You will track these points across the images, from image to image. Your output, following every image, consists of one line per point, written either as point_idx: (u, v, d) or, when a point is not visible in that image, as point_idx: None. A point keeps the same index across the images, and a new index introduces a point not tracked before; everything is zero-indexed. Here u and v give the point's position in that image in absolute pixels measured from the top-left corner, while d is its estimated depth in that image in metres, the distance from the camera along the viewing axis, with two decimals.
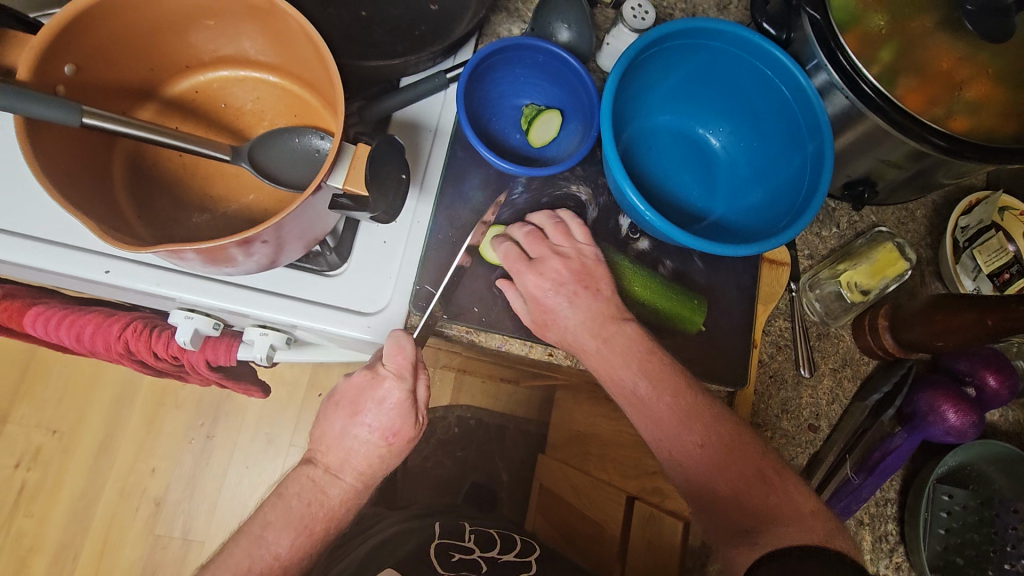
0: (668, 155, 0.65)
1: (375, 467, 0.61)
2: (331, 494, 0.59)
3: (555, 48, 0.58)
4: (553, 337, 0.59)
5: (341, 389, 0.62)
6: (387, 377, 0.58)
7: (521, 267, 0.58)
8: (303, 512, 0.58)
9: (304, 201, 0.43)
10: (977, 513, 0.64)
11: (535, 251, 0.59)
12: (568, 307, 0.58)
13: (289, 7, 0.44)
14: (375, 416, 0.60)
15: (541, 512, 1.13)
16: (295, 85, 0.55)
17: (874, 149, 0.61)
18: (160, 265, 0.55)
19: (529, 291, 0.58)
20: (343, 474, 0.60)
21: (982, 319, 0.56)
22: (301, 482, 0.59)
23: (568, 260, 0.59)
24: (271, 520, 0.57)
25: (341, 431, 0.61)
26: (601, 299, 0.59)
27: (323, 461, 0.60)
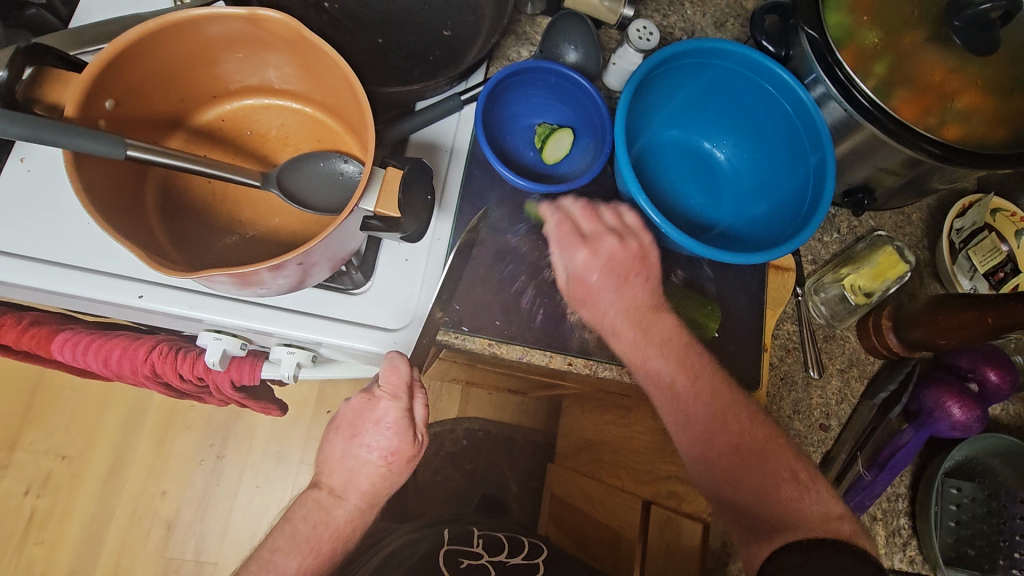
0: (675, 168, 0.67)
1: (376, 488, 0.61)
2: (336, 515, 0.60)
3: (567, 70, 0.60)
4: (585, 314, 0.60)
5: (342, 412, 0.62)
6: (382, 398, 0.59)
7: (574, 242, 0.60)
8: (308, 534, 0.59)
9: (340, 224, 0.45)
10: (985, 504, 0.66)
11: (591, 228, 0.61)
12: (610, 298, 0.59)
13: (319, 40, 0.47)
14: (373, 438, 0.60)
15: (555, 521, 1.15)
16: (318, 112, 0.58)
17: (872, 157, 0.64)
18: (191, 289, 0.56)
19: (575, 267, 0.60)
20: (346, 496, 0.60)
21: (981, 318, 0.58)
22: (307, 506, 0.60)
23: (623, 243, 0.60)
24: (280, 545, 0.59)
25: (340, 455, 0.61)
26: (644, 294, 0.61)
27: (327, 484, 0.61)
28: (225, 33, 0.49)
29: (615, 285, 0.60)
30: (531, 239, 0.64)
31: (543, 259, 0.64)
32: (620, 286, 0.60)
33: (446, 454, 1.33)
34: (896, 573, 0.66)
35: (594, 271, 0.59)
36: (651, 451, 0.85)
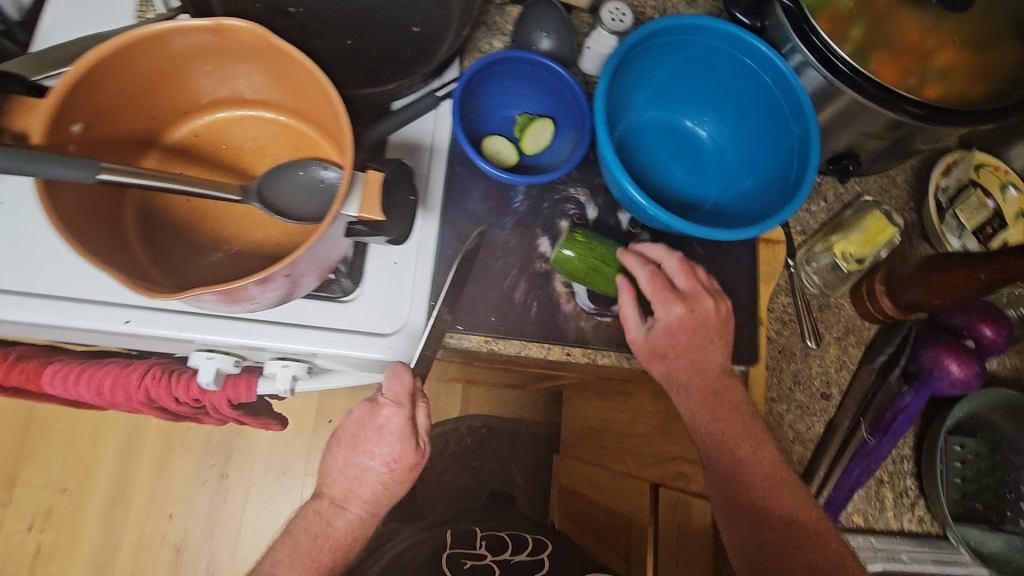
0: (660, 149, 0.67)
1: (378, 496, 0.60)
2: (337, 526, 0.58)
3: (541, 58, 0.59)
4: (660, 368, 0.60)
5: (344, 422, 0.62)
6: (386, 406, 0.58)
7: (670, 297, 0.59)
8: (310, 545, 0.57)
9: (323, 233, 0.44)
10: (990, 458, 0.67)
11: (682, 286, 0.61)
12: (689, 357, 0.60)
13: (289, 46, 0.46)
14: (374, 446, 0.59)
15: (566, 513, 1.15)
16: (294, 120, 0.56)
17: (854, 122, 0.64)
18: (180, 310, 0.55)
19: (666, 322, 0.59)
20: (349, 504, 0.60)
21: (973, 275, 0.58)
22: (308, 517, 0.59)
23: (714, 304, 0.61)
24: (281, 559, 0.56)
25: (342, 463, 0.61)
26: (722, 358, 0.61)
27: (329, 493, 0.60)
28: (194, 47, 0.47)
29: (700, 346, 0.60)
30: (518, 232, 0.63)
31: (532, 251, 0.63)
32: (706, 349, 0.61)
33: (450, 454, 1.33)
34: (908, 534, 0.66)
35: (683, 330, 0.59)
36: (654, 433, 0.85)
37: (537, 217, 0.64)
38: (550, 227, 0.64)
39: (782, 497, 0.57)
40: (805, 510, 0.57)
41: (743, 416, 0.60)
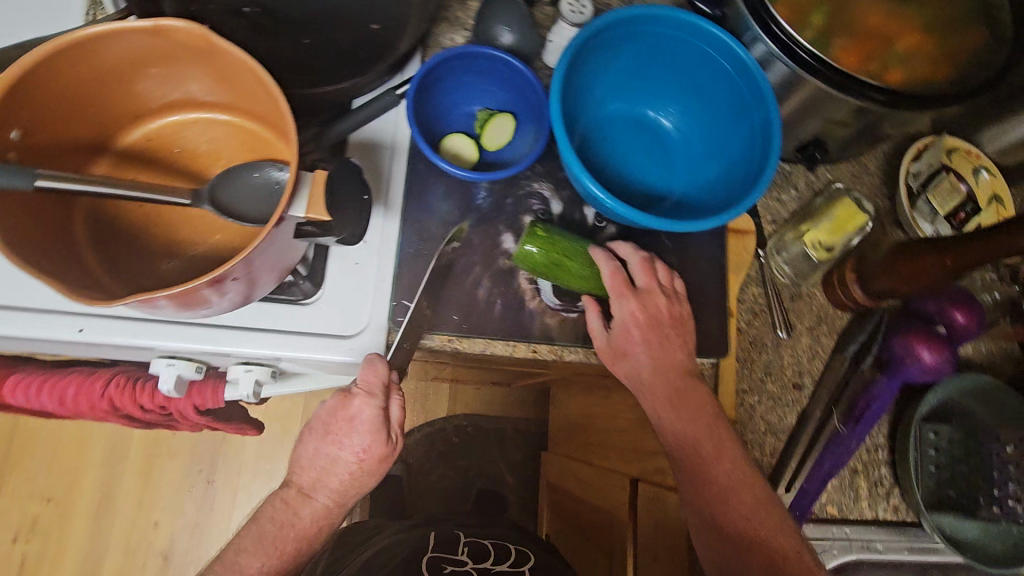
0: (624, 142, 0.66)
1: (346, 487, 0.59)
2: (302, 514, 0.58)
3: (499, 52, 0.58)
4: (622, 368, 0.60)
5: (316, 412, 0.60)
6: (359, 395, 0.57)
7: (627, 294, 0.60)
8: (275, 534, 0.57)
9: (268, 234, 0.44)
10: (963, 444, 0.67)
11: (641, 282, 0.61)
12: (646, 353, 0.60)
13: (228, 44, 0.45)
14: (345, 436, 0.58)
15: (554, 510, 1.15)
16: (246, 121, 0.55)
17: (820, 111, 0.63)
18: (134, 316, 0.55)
19: (621, 318, 0.60)
20: (316, 493, 0.59)
21: (940, 261, 0.58)
22: (274, 505, 0.59)
23: (669, 304, 0.62)
24: (245, 546, 0.57)
25: (312, 451, 0.59)
26: (682, 357, 0.62)
27: (296, 482, 0.59)
28: (133, 49, 0.46)
29: (655, 342, 0.60)
30: (481, 229, 0.62)
31: (496, 248, 0.62)
32: (664, 346, 0.61)
33: (438, 454, 1.32)
34: (882, 523, 0.66)
35: (641, 328, 0.60)
36: (634, 428, 0.84)
37: (500, 213, 0.63)
38: (515, 223, 0.63)
39: (750, 492, 0.57)
40: (769, 509, 0.57)
41: (702, 415, 0.59)
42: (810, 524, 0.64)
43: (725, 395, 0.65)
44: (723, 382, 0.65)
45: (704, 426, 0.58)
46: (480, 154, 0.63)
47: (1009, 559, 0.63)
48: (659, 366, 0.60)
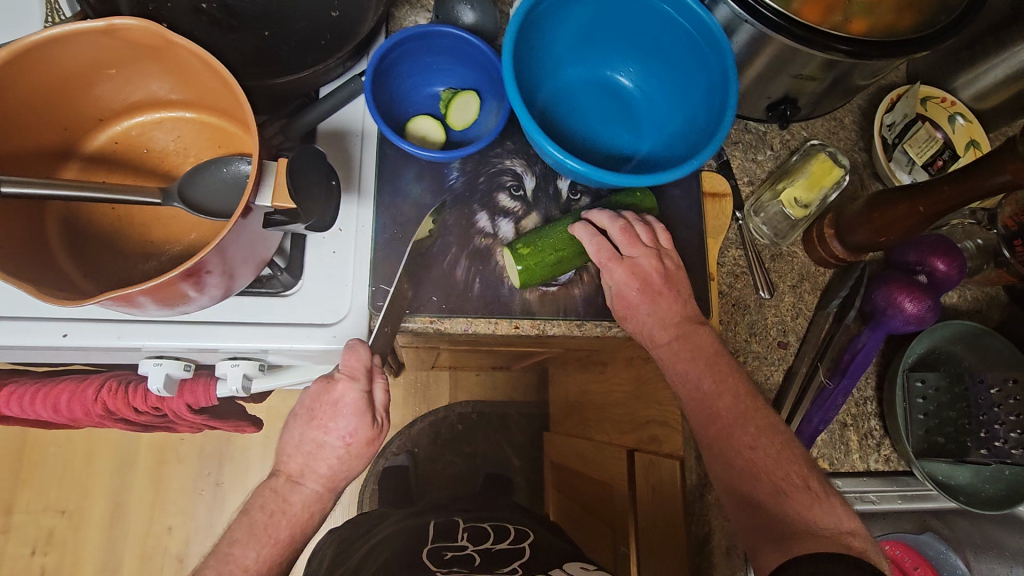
0: (585, 105, 0.66)
1: (336, 471, 0.60)
2: (293, 501, 0.59)
3: (455, 29, 0.58)
4: (631, 329, 0.61)
5: (299, 399, 0.61)
6: (341, 380, 0.58)
7: (617, 263, 0.59)
8: (266, 522, 0.57)
9: (234, 226, 0.44)
10: (949, 391, 0.64)
11: (627, 248, 0.60)
12: (653, 307, 0.59)
13: (180, 38, 0.45)
14: (330, 421, 0.59)
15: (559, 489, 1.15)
16: (212, 117, 0.56)
17: (787, 67, 0.63)
18: (118, 318, 0.55)
19: (617, 286, 0.60)
20: (305, 479, 0.60)
21: (913, 208, 0.57)
22: (263, 495, 0.59)
23: (659, 263, 0.60)
24: (238, 536, 0.56)
25: (297, 437, 0.60)
26: (684, 306, 0.61)
27: (284, 470, 0.60)
28: (88, 51, 0.47)
29: (652, 302, 0.60)
30: (455, 210, 0.63)
31: (471, 227, 0.62)
32: (657, 303, 0.60)
33: (442, 443, 1.33)
34: (875, 474, 0.67)
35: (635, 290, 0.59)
36: (629, 401, 0.84)
37: (474, 192, 0.63)
38: (488, 201, 0.63)
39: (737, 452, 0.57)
40: None
41: (706, 354, 0.59)
42: None
43: None
44: None
45: (687, 389, 0.58)
46: (446, 135, 0.63)
47: (1002, 499, 0.64)
48: (661, 320, 0.60)
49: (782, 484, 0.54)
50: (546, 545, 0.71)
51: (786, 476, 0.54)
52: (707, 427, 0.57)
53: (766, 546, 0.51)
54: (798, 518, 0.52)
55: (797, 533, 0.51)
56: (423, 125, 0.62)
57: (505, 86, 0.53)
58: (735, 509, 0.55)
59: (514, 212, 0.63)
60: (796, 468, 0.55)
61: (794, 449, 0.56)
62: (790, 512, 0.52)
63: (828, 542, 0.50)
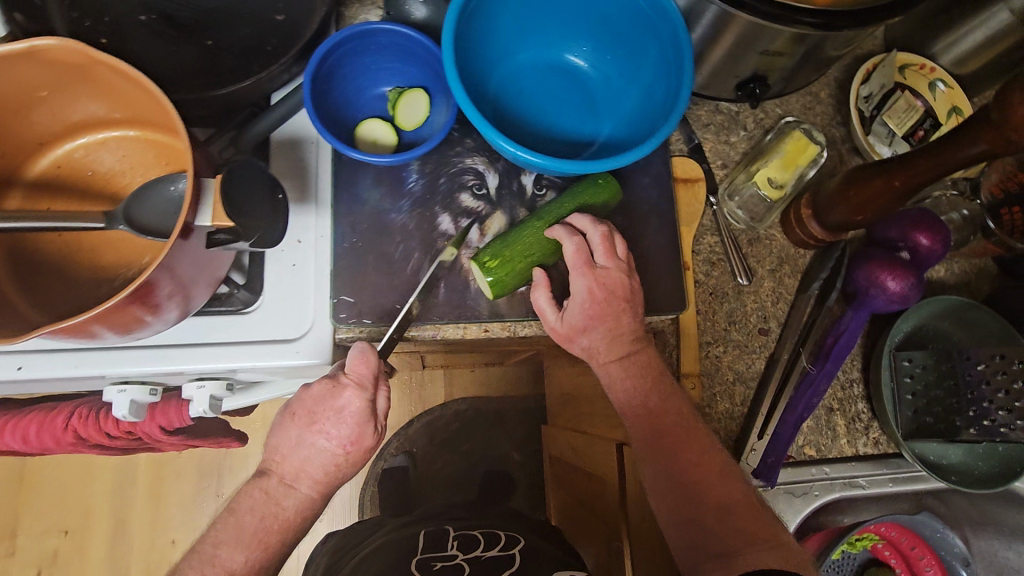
0: (538, 90, 0.63)
1: (333, 476, 0.58)
2: (286, 505, 0.57)
3: (395, 26, 0.56)
4: (582, 342, 0.58)
5: (297, 397, 0.57)
6: (349, 386, 0.56)
7: (588, 273, 0.56)
8: (257, 526, 0.56)
9: (173, 246, 0.43)
10: (938, 370, 0.62)
11: (601, 259, 0.57)
12: (589, 341, 0.58)
13: (107, 57, 0.43)
14: (332, 429, 0.56)
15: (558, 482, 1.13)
16: (157, 134, 0.54)
17: (755, 44, 0.59)
18: (73, 347, 0.54)
19: (574, 298, 0.57)
20: (299, 484, 0.58)
21: (889, 184, 0.55)
22: (253, 496, 0.57)
23: (626, 278, 0.58)
24: (224, 540, 0.56)
25: (296, 439, 0.57)
26: (631, 328, 0.58)
27: (278, 471, 0.58)
28: (14, 77, 0.45)
29: (603, 316, 0.57)
30: (416, 213, 0.61)
31: (434, 230, 0.61)
32: (617, 319, 0.57)
33: (439, 443, 1.31)
34: (864, 459, 0.65)
35: (593, 302, 0.56)
36: None
37: (435, 194, 0.62)
38: (450, 202, 0.62)
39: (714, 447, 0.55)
40: None
41: (652, 373, 0.58)
42: (787, 468, 0.63)
43: (687, 350, 0.63)
44: (684, 337, 0.63)
45: (656, 389, 0.57)
46: (399, 137, 0.61)
47: (996, 477, 0.62)
48: (610, 336, 0.58)
49: (726, 502, 0.54)
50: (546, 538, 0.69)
51: (730, 494, 0.54)
52: (656, 443, 0.56)
53: (701, 561, 0.51)
54: (742, 533, 0.52)
55: (740, 549, 0.51)
56: (368, 130, 0.60)
57: (449, 80, 0.51)
58: (670, 521, 0.55)
59: (477, 212, 0.62)
60: (736, 486, 0.55)
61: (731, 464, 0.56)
62: (732, 526, 0.52)
63: (772, 556, 0.50)
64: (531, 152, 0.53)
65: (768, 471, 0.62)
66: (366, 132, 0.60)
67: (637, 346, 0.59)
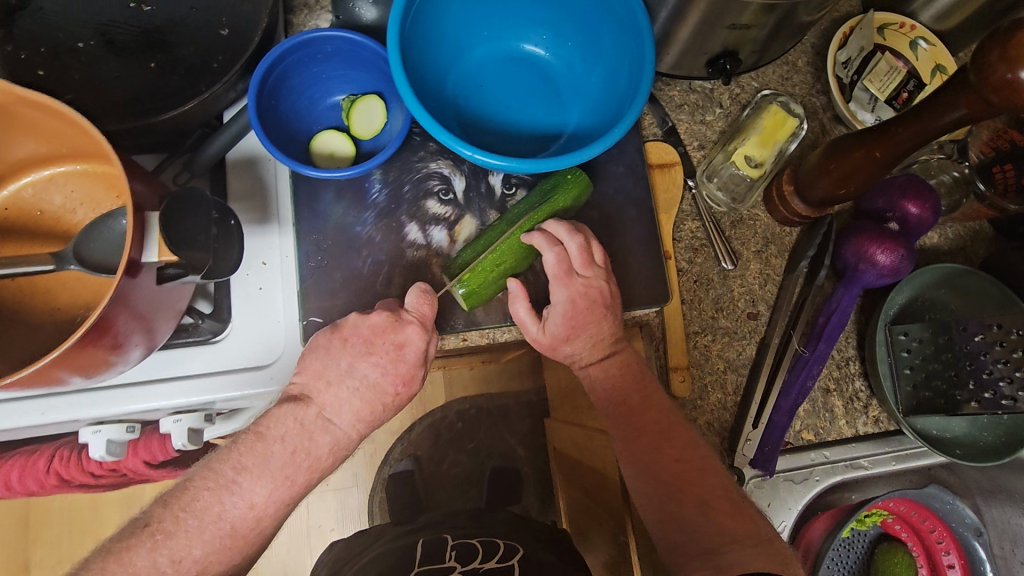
0: (500, 84, 0.61)
1: (376, 415, 0.54)
2: (320, 442, 0.51)
3: (339, 31, 0.53)
4: (568, 349, 0.56)
5: (352, 322, 0.54)
6: (412, 323, 0.54)
7: (568, 284, 0.54)
8: (287, 461, 0.50)
9: (119, 286, 0.41)
10: (936, 343, 0.60)
11: (581, 269, 0.55)
12: (577, 349, 0.56)
13: (34, 95, 0.41)
14: (387, 365, 0.54)
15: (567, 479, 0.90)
16: (102, 165, 0.51)
17: (723, 18, 0.56)
18: (39, 394, 0.53)
19: (553, 311, 0.55)
20: (341, 420, 0.53)
21: (870, 155, 0.53)
22: (286, 424, 0.50)
23: (606, 286, 0.56)
24: (247, 464, 0.49)
25: (348, 366, 0.52)
26: (612, 328, 0.57)
27: (317, 402, 0.52)
28: None
29: (586, 324, 0.55)
30: (382, 224, 0.60)
31: (402, 240, 0.59)
32: (597, 326, 0.56)
33: (445, 444, 1.07)
34: (863, 439, 0.65)
35: (574, 312, 0.54)
36: None
37: (400, 203, 0.60)
38: (417, 210, 0.60)
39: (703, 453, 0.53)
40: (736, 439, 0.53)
41: (634, 374, 0.57)
42: (785, 455, 0.63)
43: (674, 342, 0.61)
44: (669, 329, 0.61)
45: (635, 384, 0.56)
46: (356, 147, 0.59)
47: (1002, 447, 0.60)
48: (592, 342, 0.56)
49: (708, 498, 0.51)
50: (542, 540, 0.60)
51: (713, 489, 0.52)
52: (636, 443, 0.54)
53: (687, 561, 0.49)
54: (722, 526, 0.50)
55: (724, 546, 0.49)
56: (322, 143, 0.59)
57: (398, 85, 0.49)
58: (654, 522, 0.53)
59: (446, 218, 0.60)
60: (720, 481, 0.52)
61: (715, 461, 0.54)
62: (715, 523, 0.50)
63: (756, 554, 0.47)
64: (490, 153, 0.50)
65: (765, 460, 0.61)
66: (319, 144, 0.58)
67: (618, 347, 0.57)
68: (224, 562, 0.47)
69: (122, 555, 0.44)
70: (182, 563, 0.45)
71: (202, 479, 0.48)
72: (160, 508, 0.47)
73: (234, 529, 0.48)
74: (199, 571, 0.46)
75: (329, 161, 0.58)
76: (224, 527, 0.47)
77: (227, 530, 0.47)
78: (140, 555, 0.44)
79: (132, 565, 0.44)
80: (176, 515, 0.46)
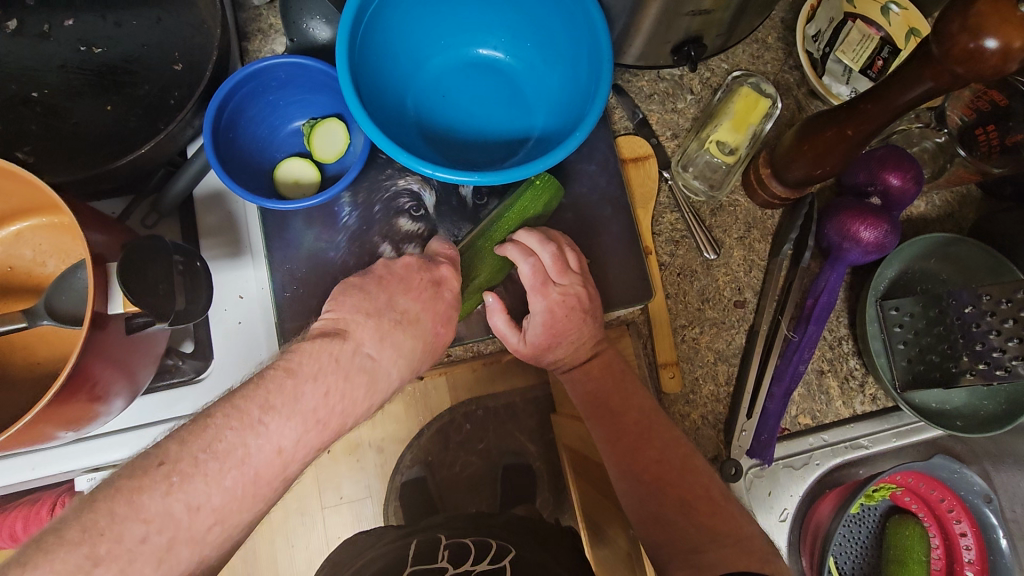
0: (461, 92, 0.60)
1: (417, 357, 0.51)
2: (359, 381, 0.46)
3: (290, 58, 0.53)
4: (552, 357, 0.56)
5: (383, 272, 0.53)
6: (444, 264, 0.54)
7: (545, 292, 0.54)
8: (320, 403, 0.43)
9: (85, 341, 0.40)
10: (927, 316, 0.59)
11: (558, 277, 0.55)
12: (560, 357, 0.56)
13: None
14: (426, 302, 0.51)
15: (584, 478, 0.67)
16: (66, 218, 0.51)
17: (682, 6, 0.54)
18: (30, 449, 0.53)
19: (534, 321, 0.55)
20: (381, 355, 0.48)
21: (842, 133, 0.51)
22: (321, 359, 0.45)
23: (585, 290, 0.56)
24: (275, 403, 0.42)
25: (386, 300, 0.50)
26: (593, 329, 0.57)
27: (353, 335, 0.47)
28: None
29: (567, 330, 0.55)
30: (356, 246, 0.59)
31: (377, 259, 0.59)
32: (577, 333, 0.56)
33: (456, 446, 0.75)
34: (862, 418, 0.65)
35: (554, 321, 0.54)
36: None
37: (372, 224, 0.59)
38: (389, 229, 0.59)
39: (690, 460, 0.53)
40: None
41: (616, 374, 0.56)
42: (782, 441, 0.63)
43: (661, 340, 0.61)
44: (656, 326, 0.61)
45: (616, 385, 0.55)
46: (321, 171, 0.59)
47: (1004, 415, 0.59)
48: (575, 347, 0.56)
49: (688, 497, 0.51)
50: (546, 542, 0.56)
51: (693, 489, 0.51)
52: (619, 446, 0.54)
53: (670, 560, 0.48)
54: (705, 529, 0.49)
55: (706, 546, 0.48)
56: (284, 171, 0.58)
57: (352, 109, 0.48)
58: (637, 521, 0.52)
59: (419, 235, 0.59)
60: (702, 480, 0.52)
61: (697, 458, 0.53)
62: (696, 524, 0.49)
63: (736, 553, 0.47)
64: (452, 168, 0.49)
65: (762, 449, 0.60)
66: (281, 172, 0.58)
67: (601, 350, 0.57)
68: (245, 512, 0.40)
69: (134, 496, 0.36)
70: (200, 511, 0.38)
71: (223, 416, 0.40)
72: (176, 447, 0.39)
73: (260, 475, 0.40)
74: (218, 522, 0.39)
75: (294, 188, 0.58)
76: (248, 472, 0.40)
77: (252, 475, 0.40)
78: (154, 499, 0.37)
79: (145, 510, 0.36)
80: (195, 456, 0.38)
